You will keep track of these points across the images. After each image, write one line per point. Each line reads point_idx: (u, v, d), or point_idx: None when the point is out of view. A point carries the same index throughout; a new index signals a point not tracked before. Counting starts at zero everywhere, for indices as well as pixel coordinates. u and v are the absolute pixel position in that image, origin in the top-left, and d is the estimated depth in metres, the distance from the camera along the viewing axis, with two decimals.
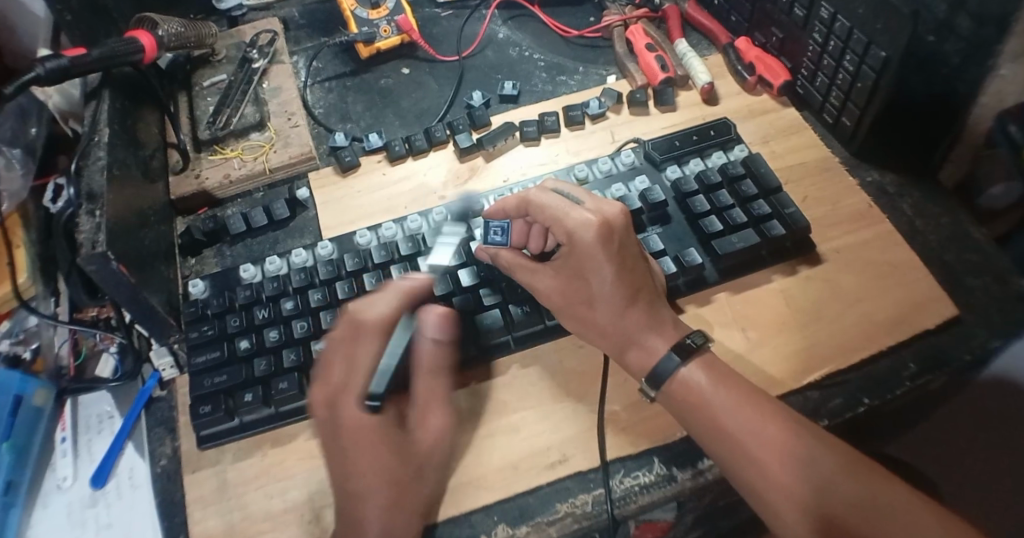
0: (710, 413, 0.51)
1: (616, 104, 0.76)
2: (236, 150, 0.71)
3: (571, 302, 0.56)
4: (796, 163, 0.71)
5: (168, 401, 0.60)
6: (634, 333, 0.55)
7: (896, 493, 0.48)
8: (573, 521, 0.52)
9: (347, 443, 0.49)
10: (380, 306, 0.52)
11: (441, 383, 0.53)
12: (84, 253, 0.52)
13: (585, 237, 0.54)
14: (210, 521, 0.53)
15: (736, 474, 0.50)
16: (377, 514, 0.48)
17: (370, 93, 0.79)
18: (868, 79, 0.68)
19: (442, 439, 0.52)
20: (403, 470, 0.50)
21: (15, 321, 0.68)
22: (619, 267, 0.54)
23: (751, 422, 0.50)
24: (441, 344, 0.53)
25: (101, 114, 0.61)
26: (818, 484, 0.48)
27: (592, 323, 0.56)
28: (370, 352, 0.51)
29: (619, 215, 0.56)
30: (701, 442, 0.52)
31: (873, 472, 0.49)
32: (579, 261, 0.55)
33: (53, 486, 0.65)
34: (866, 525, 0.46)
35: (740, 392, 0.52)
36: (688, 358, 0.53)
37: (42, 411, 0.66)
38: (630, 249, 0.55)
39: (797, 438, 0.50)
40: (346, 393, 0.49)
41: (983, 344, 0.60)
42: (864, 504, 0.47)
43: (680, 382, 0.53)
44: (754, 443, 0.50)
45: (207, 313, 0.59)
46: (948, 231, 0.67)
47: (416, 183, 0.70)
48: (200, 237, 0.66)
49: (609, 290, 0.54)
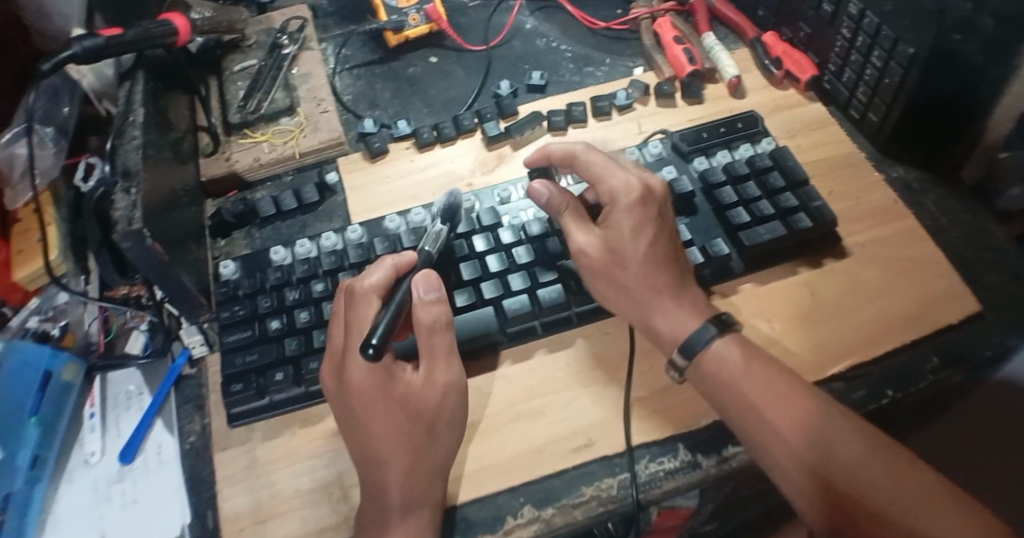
0: (738, 389, 0.52)
1: (643, 95, 0.76)
2: (265, 135, 0.72)
3: (602, 262, 0.57)
4: (822, 158, 0.71)
5: (197, 379, 0.61)
6: (666, 295, 0.56)
7: (922, 480, 0.47)
8: (598, 504, 0.53)
9: (358, 408, 0.51)
10: (373, 276, 0.54)
11: (444, 339, 0.53)
12: (119, 230, 0.53)
13: (628, 197, 0.58)
14: (239, 498, 0.54)
15: (759, 450, 0.51)
16: (398, 479, 0.50)
17: (397, 81, 0.79)
18: (896, 75, 0.68)
19: (449, 395, 0.53)
20: (414, 429, 0.51)
21: (44, 298, 0.68)
22: (656, 232, 0.57)
23: (778, 399, 0.51)
24: (435, 303, 0.53)
25: (136, 94, 0.61)
26: (845, 464, 0.48)
27: (623, 286, 0.57)
28: (367, 316, 0.52)
29: (663, 193, 0.59)
30: (727, 418, 0.53)
31: (898, 459, 0.48)
32: (615, 219, 0.58)
33: (79, 462, 0.65)
34: (891, 508, 0.46)
35: (769, 369, 0.53)
36: (725, 332, 0.54)
37: (71, 386, 0.66)
38: (668, 225, 0.58)
39: (827, 418, 0.50)
40: (350, 354, 0.51)
41: (1004, 342, 0.60)
42: (887, 489, 0.47)
43: (711, 355, 0.54)
44: (783, 419, 0.50)
45: (237, 293, 0.60)
46: (970, 229, 0.67)
47: (444, 170, 0.70)
48: (229, 219, 0.67)
49: (644, 249, 0.56)
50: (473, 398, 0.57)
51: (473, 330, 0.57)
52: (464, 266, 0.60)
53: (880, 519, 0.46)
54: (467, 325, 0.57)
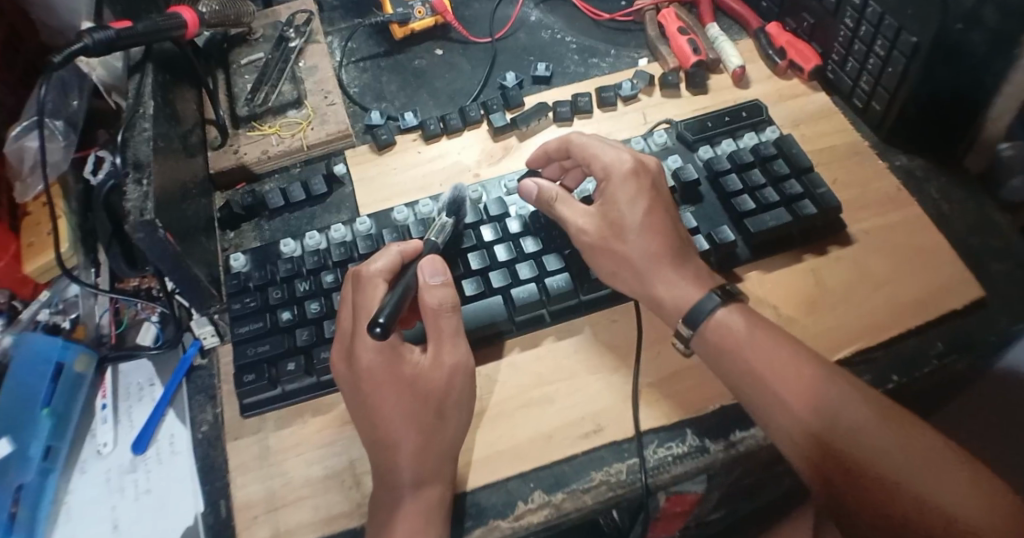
0: (744, 358, 0.53)
1: (648, 86, 0.76)
2: (273, 127, 0.72)
3: (604, 236, 0.58)
4: (827, 147, 0.72)
5: (208, 369, 0.61)
6: (670, 261, 0.57)
7: (930, 443, 0.48)
8: (607, 489, 0.53)
9: (367, 390, 0.52)
10: (378, 261, 0.55)
11: (451, 321, 0.54)
12: (131, 221, 0.53)
13: (620, 169, 0.59)
14: (252, 486, 0.54)
15: (766, 417, 0.51)
16: (408, 459, 0.51)
17: (404, 73, 0.80)
18: (899, 65, 0.68)
19: (456, 375, 0.53)
20: (422, 408, 0.52)
21: (54, 291, 0.69)
22: (651, 202, 0.58)
23: (784, 366, 0.52)
24: (440, 286, 0.54)
25: (145, 87, 0.62)
26: (852, 428, 0.49)
27: (626, 255, 0.57)
28: (375, 298, 0.53)
29: (655, 167, 0.61)
30: (734, 386, 0.53)
31: (906, 423, 0.49)
32: (610, 192, 0.59)
33: (92, 453, 0.63)
34: (897, 472, 0.47)
35: (775, 338, 0.53)
36: (728, 302, 0.55)
37: (83, 379, 0.65)
38: (664, 196, 0.60)
39: (831, 384, 0.50)
40: (359, 335, 0.52)
41: (1008, 327, 0.61)
42: (895, 451, 0.47)
43: (715, 324, 0.55)
44: (787, 386, 0.51)
45: (248, 285, 0.60)
46: (974, 217, 0.67)
47: (451, 162, 0.71)
48: (239, 212, 0.68)
49: (642, 217, 0.58)
50: (483, 385, 0.57)
51: (482, 318, 0.58)
52: (472, 256, 0.61)
53: (887, 483, 0.47)
54: (477, 313, 0.58)
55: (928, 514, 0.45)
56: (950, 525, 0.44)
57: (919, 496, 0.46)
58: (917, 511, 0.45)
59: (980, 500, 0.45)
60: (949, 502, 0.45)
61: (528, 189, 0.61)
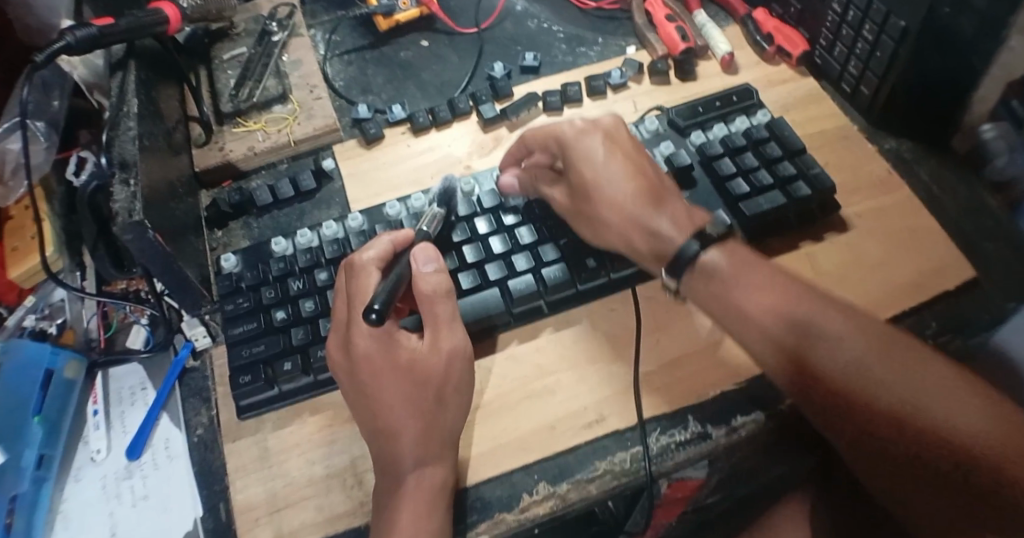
0: (736, 302, 0.52)
1: (637, 74, 0.76)
2: (259, 123, 0.71)
3: (579, 205, 0.60)
4: (817, 132, 0.72)
5: (201, 371, 0.60)
6: (646, 214, 0.57)
7: (935, 370, 0.46)
8: (612, 478, 0.53)
9: (364, 379, 0.51)
10: (371, 249, 0.54)
11: (448, 307, 0.53)
12: (120, 222, 0.52)
13: (574, 138, 0.60)
14: (253, 489, 0.53)
15: (765, 361, 0.51)
16: (411, 446, 0.50)
17: (390, 65, 0.79)
18: (888, 49, 0.69)
19: (455, 358, 0.53)
20: (421, 392, 0.52)
21: (39, 297, 0.67)
22: (609, 152, 0.59)
23: (775, 307, 0.50)
24: (435, 273, 0.53)
25: (128, 85, 0.61)
26: (851, 365, 0.47)
27: (601, 222, 0.58)
28: (370, 285, 0.53)
29: (613, 126, 0.61)
30: (730, 330, 0.53)
31: (906, 350, 0.47)
32: (571, 163, 0.60)
33: (87, 460, 0.62)
34: (900, 405, 0.46)
35: (762, 278, 0.52)
36: (710, 245, 0.54)
37: (73, 385, 0.63)
38: (629, 153, 0.60)
39: (826, 320, 0.49)
40: (354, 324, 0.51)
41: (1000, 306, 0.61)
42: (896, 384, 0.46)
43: (699, 267, 0.54)
44: (780, 328, 0.50)
45: (241, 286, 0.59)
46: (963, 198, 0.68)
47: (441, 155, 0.70)
48: (227, 210, 0.66)
49: (608, 181, 0.58)
50: (482, 379, 0.57)
51: (482, 309, 0.58)
52: (466, 248, 0.60)
53: (890, 417, 0.46)
54: (474, 307, 0.58)
55: (934, 443, 0.44)
56: (957, 450, 0.44)
57: (924, 426, 0.45)
58: (923, 442, 0.45)
59: (988, 425, 0.44)
60: (956, 427, 0.44)
61: (508, 188, 0.63)
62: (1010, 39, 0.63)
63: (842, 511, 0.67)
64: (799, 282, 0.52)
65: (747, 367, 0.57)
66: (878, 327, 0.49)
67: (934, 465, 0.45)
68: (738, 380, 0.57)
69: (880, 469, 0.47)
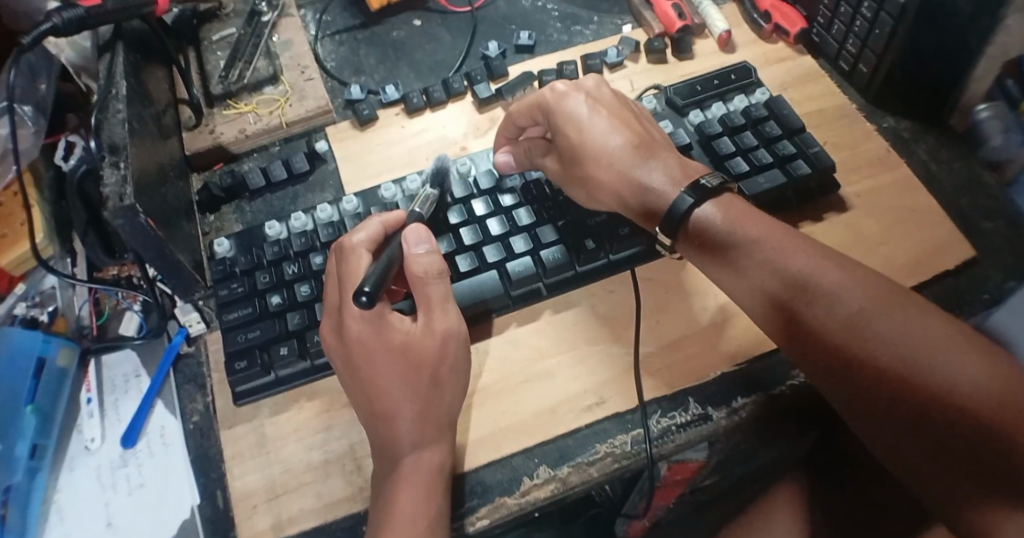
0: (733, 258, 0.51)
1: (633, 53, 0.75)
2: (250, 105, 0.70)
3: (571, 169, 0.59)
4: (815, 111, 0.71)
5: (196, 357, 0.59)
6: (636, 166, 0.56)
7: (935, 326, 0.45)
8: (613, 461, 0.53)
9: (357, 361, 0.50)
10: (359, 232, 0.54)
11: (441, 288, 0.53)
12: (110, 207, 0.51)
13: (558, 100, 0.60)
14: (250, 476, 0.53)
15: (762, 315, 0.51)
16: (408, 428, 0.50)
17: (381, 45, 0.77)
18: (886, 26, 0.68)
19: (449, 340, 0.52)
20: (416, 373, 0.51)
21: (30, 284, 0.66)
22: (592, 108, 0.59)
23: (773, 261, 0.49)
24: (427, 254, 0.53)
25: (116, 67, 0.59)
26: (848, 320, 0.46)
27: (594, 184, 0.57)
28: (361, 266, 0.52)
29: (596, 87, 0.61)
30: (727, 287, 0.53)
31: (908, 305, 0.46)
32: (557, 127, 0.59)
33: (80, 448, 0.62)
34: (897, 362, 0.45)
35: (761, 231, 0.51)
36: (704, 199, 0.52)
37: (66, 373, 0.62)
38: (615, 112, 0.59)
39: (825, 273, 0.48)
40: (345, 308, 0.51)
41: (999, 285, 0.61)
42: (896, 339, 0.45)
43: (693, 223, 0.53)
44: (777, 282, 0.49)
45: (234, 271, 0.58)
46: (962, 176, 0.67)
47: (436, 136, 0.69)
48: (218, 193, 0.65)
49: (596, 140, 0.57)
50: (480, 363, 0.56)
51: (479, 292, 0.57)
52: (463, 230, 0.59)
53: (885, 374, 0.45)
54: (470, 290, 0.57)
55: (929, 399, 0.44)
56: (954, 409, 0.43)
57: (922, 382, 0.44)
58: (920, 398, 0.44)
59: (985, 384, 0.43)
60: (955, 384, 0.43)
61: (504, 165, 0.62)
62: (1007, 17, 0.63)
63: (838, 491, 0.67)
64: (800, 237, 0.51)
65: (746, 349, 0.57)
66: (881, 282, 0.48)
67: (930, 424, 0.44)
68: (738, 361, 0.57)
69: (873, 428, 0.46)
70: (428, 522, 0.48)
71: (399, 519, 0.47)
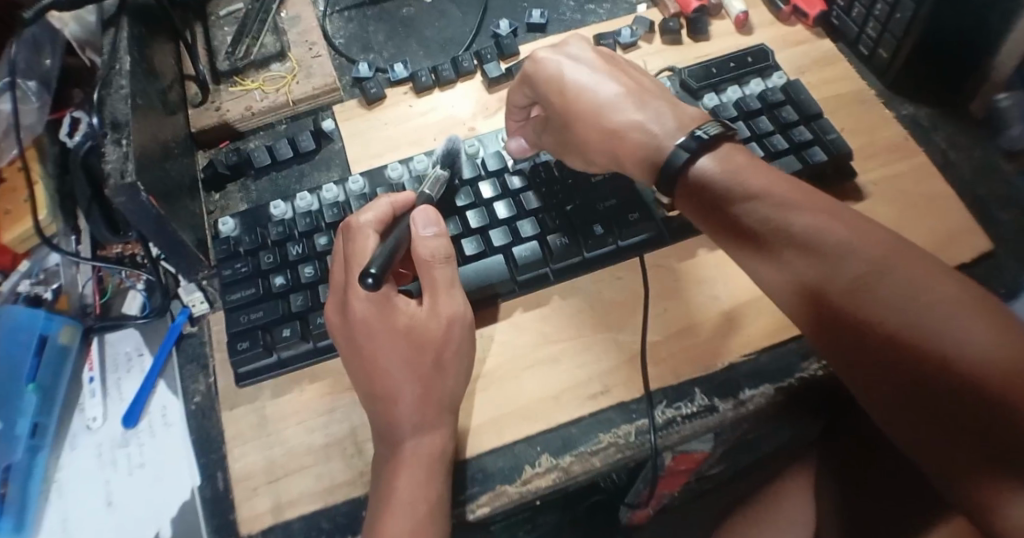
0: (732, 215, 0.49)
1: (647, 33, 0.73)
2: (256, 82, 0.69)
3: (566, 136, 0.58)
4: (832, 95, 0.69)
5: (199, 336, 0.59)
6: (627, 121, 0.54)
7: (947, 289, 0.42)
8: (616, 451, 0.53)
9: (362, 341, 0.49)
10: (366, 212, 0.53)
11: (449, 272, 0.52)
12: (111, 184, 0.50)
13: (538, 67, 0.59)
14: (251, 457, 0.53)
15: (765, 278, 0.49)
16: (409, 410, 0.49)
17: (390, 21, 0.76)
18: (908, 10, 0.65)
19: (454, 323, 0.51)
20: (420, 356, 0.50)
21: (34, 261, 0.65)
22: (573, 67, 0.58)
23: (775, 221, 0.47)
24: (437, 236, 0.52)
25: (121, 41, 0.58)
26: (854, 280, 0.44)
27: (589, 148, 0.57)
28: (368, 245, 0.51)
29: (579, 52, 0.59)
30: (730, 250, 0.51)
31: (918, 265, 0.43)
32: (543, 96, 0.59)
33: (82, 427, 0.61)
34: (903, 323, 0.42)
35: (764, 185, 0.49)
36: (699, 150, 0.50)
37: (69, 350, 0.63)
38: (599, 70, 0.58)
39: (832, 233, 0.46)
40: (350, 288, 0.50)
41: (1015, 279, 0.59)
42: (902, 303, 0.42)
43: (691, 177, 0.51)
44: (781, 242, 0.47)
45: (238, 250, 0.58)
46: (982, 166, 0.65)
47: (443, 115, 0.68)
48: (223, 171, 0.64)
49: (583, 99, 0.57)
50: (484, 348, 0.56)
51: (486, 278, 0.56)
52: (471, 214, 0.58)
53: (889, 336, 0.42)
54: (476, 275, 0.56)
55: (934, 364, 0.41)
56: (960, 378, 0.40)
57: (927, 347, 0.41)
58: (925, 364, 0.41)
59: (998, 350, 0.40)
60: (961, 350, 0.40)
61: (518, 150, 0.62)
62: None
63: (845, 470, 0.65)
64: (811, 194, 0.48)
65: (755, 338, 0.56)
66: (891, 240, 0.45)
67: (934, 393, 0.41)
68: (747, 351, 0.56)
69: (876, 396, 0.44)
70: (428, 508, 0.47)
71: (398, 505, 0.47)
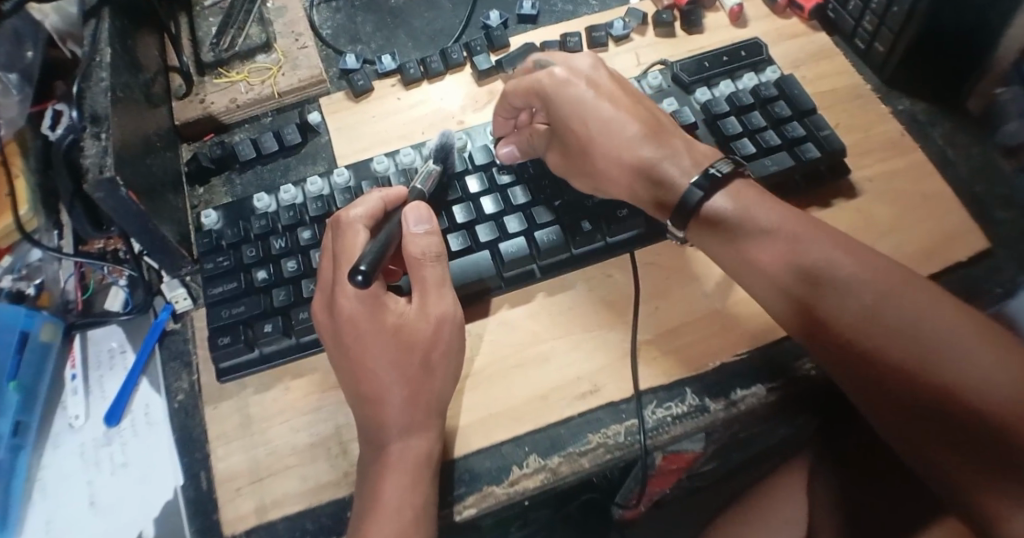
0: (742, 247, 0.50)
1: (640, 25, 0.72)
2: (241, 73, 0.67)
3: (576, 160, 0.57)
4: (827, 90, 0.68)
5: (183, 334, 0.58)
6: (650, 158, 0.53)
7: (948, 317, 0.43)
8: (605, 452, 0.52)
9: (351, 341, 0.49)
10: (356, 208, 0.52)
11: (438, 269, 0.51)
12: (90, 179, 0.49)
13: (556, 88, 0.57)
14: (234, 457, 0.52)
15: (775, 307, 0.50)
16: (397, 407, 0.49)
17: (379, 12, 0.74)
18: (904, 4, 0.64)
19: (444, 324, 0.50)
20: (409, 356, 0.49)
21: (16, 257, 0.64)
22: (597, 95, 0.56)
23: (784, 251, 0.48)
24: (430, 234, 0.51)
25: (102, 33, 0.56)
26: (860, 311, 0.45)
27: (601, 177, 0.56)
28: (359, 242, 0.50)
29: (593, 68, 0.57)
30: (739, 277, 0.51)
31: (920, 294, 0.44)
32: (558, 119, 0.57)
33: (64, 426, 0.60)
34: (908, 352, 0.43)
35: (773, 218, 0.50)
36: (713, 188, 0.51)
37: (50, 348, 0.61)
38: (620, 98, 0.56)
39: (838, 264, 0.47)
40: (339, 286, 0.49)
41: (1012, 278, 0.59)
42: (907, 334, 0.43)
43: (705, 214, 0.51)
44: (790, 273, 0.48)
45: (221, 244, 0.57)
46: (978, 162, 0.65)
47: (432, 110, 0.66)
48: (207, 164, 0.63)
49: (604, 130, 0.55)
50: (473, 347, 0.55)
51: (469, 274, 0.55)
52: (458, 209, 0.57)
53: (895, 365, 0.43)
54: (462, 271, 0.55)
55: (937, 391, 0.42)
56: (961, 404, 0.41)
57: (930, 376, 0.42)
58: (929, 392, 0.42)
59: (998, 374, 0.41)
60: (962, 376, 0.41)
61: (507, 157, 0.59)
62: None
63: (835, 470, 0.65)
64: (815, 223, 0.50)
65: (749, 338, 0.55)
66: (895, 269, 0.46)
67: (937, 418, 0.42)
68: (739, 350, 0.55)
69: (885, 423, 0.45)
70: (415, 513, 0.47)
71: (384, 507, 0.46)
